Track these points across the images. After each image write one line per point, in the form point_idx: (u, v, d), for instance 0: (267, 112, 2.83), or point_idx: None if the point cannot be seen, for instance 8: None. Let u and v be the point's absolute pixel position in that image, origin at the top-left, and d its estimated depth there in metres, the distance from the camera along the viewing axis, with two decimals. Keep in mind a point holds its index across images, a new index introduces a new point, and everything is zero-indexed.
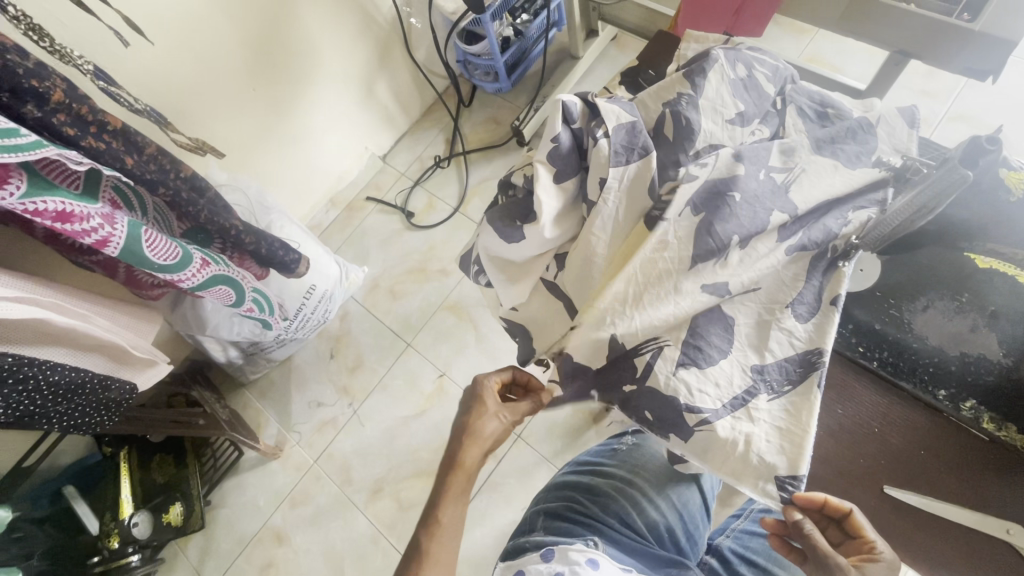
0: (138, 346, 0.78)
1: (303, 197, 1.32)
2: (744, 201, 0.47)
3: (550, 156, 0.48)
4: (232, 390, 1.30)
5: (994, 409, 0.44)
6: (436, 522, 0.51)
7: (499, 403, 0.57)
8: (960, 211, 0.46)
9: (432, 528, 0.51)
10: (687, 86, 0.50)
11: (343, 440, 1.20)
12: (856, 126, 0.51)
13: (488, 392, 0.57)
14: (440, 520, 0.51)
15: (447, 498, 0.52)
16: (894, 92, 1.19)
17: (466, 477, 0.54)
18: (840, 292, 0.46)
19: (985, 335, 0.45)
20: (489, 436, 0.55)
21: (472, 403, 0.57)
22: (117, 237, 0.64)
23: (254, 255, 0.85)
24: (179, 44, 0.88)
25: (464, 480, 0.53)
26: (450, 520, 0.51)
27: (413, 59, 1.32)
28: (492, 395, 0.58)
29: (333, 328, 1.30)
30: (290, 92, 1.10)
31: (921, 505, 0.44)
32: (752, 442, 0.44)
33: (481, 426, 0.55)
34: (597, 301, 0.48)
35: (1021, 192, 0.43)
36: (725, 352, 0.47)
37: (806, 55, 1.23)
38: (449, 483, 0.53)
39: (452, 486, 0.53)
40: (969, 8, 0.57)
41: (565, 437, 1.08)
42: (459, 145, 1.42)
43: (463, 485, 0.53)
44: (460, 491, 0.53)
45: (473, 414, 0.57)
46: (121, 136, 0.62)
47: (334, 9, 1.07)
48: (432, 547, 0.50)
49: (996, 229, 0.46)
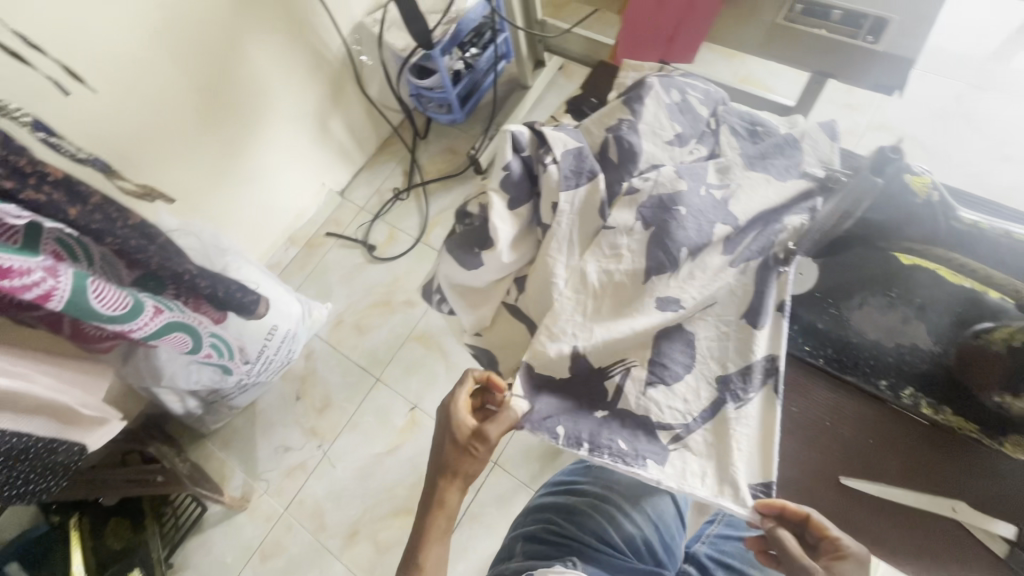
0: (85, 404, 0.74)
1: (261, 236, 1.30)
2: (688, 216, 0.49)
3: (503, 185, 0.50)
4: (192, 442, 1.24)
5: (931, 395, 0.47)
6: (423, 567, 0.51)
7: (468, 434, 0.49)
8: (876, 213, 0.48)
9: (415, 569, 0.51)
10: (627, 112, 0.53)
11: (314, 485, 1.16)
12: (783, 141, 0.55)
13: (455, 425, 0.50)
14: (425, 563, 0.51)
15: (428, 540, 0.51)
16: (820, 108, 1.30)
17: (447, 519, 0.52)
18: (786, 298, 0.49)
19: (915, 325, 0.48)
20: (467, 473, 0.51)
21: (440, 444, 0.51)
22: (61, 290, 0.64)
23: (210, 299, 0.82)
24: (126, 91, 0.87)
25: (446, 521, 0.51)
26: (435, 560, 0.52)
27: (366, 95, 1.34)
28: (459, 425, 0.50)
29: (298, 368, 1.27)
30: (243, 134, 1.10)
31: (876, 493, 0.46)
32: (731, 456, 0.46)
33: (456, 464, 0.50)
34: (560, 335, 0.49)
35: (926, 194, 0.46)
36: (689, 367, 0.49)
37: (739, 76, 1.31)
38: (431, 525, 0.51)
39: (432, 531, 0.51)
40: (872, 30, 0.63)
41: (541, 460, 1.08)
42: (417, 177, 1.43)
43: (444, 526, 0.51)
44: (443, 532, 0.52)
45: (447, 451, 0.50)
46: (62, 186, 0.60)
47: (283, 49, 1.08)
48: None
49: (903, 224, 0.47)
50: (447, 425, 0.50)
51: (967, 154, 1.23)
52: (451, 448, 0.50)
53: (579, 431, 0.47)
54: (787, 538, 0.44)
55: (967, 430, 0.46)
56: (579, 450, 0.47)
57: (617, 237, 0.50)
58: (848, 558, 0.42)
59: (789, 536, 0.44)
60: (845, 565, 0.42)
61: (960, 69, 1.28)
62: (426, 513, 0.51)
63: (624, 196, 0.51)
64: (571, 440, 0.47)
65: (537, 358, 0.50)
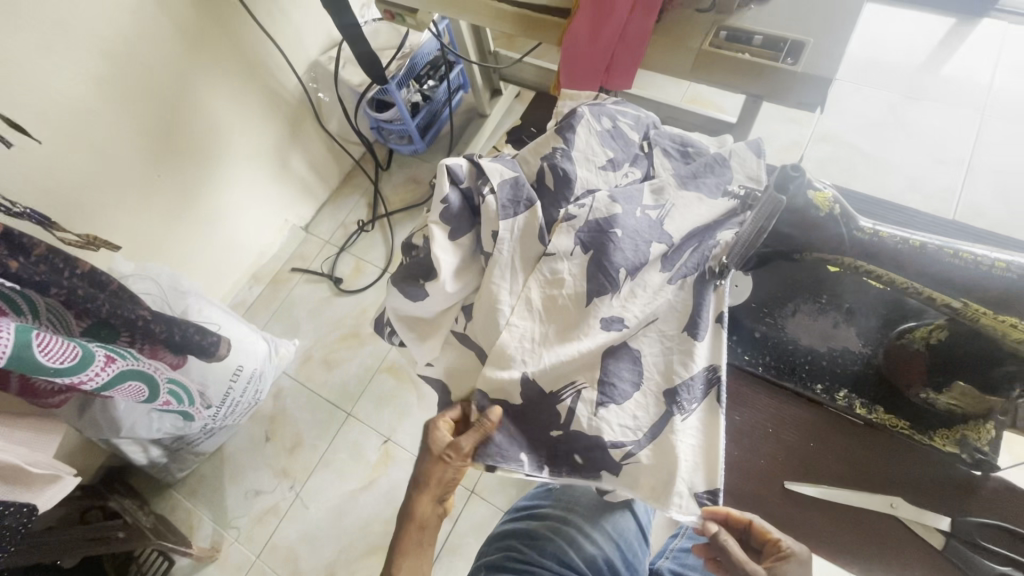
0: (35, 462, 0.71)
1: (223, 276, 1.28)
2: (624, 239, 0.51)
3: (443, 216, 0.51)
4: (157, 493, 1.19)
5: (864, 395, 0.50)
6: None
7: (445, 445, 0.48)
8: (785, 226, 0.49)
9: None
10: (560, 141, 0.55)
11: (287, 528, 1.13)
12: (714, 161, 0.58)
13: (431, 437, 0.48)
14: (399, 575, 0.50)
15: (404, 552, 0.50)
16: (764, 122, 1.38)
17: (420, 530, 0.50)
18: (723, 309, 0.51)
19: (845, 330, 0.52)
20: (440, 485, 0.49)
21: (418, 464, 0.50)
22: (3, 344, 0.59)
23: (167, 344, 0.81)
24: (72, 140, 0.86)
25: (416, 533, 0.50)
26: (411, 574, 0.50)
27: (326, 130, 1.36)
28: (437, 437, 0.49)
29: (267, 409, 1.24)
30: (199, 175, 1.09)
31: (820, 495, 0.48)
32: (674, 464, 0.46)
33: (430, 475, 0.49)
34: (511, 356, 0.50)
35: (828, 209, 0.47)
36: (637, 385, 0.50)
37: (687, 96, 1.38)
38: (407, 537, 0.50)
39: (406, 543, 0.50)
40: (790, 54, 0.67)
41: (518, 485, 1.07)
42: (381, 208, 1.44)
43: (417, 539, 0.50)
44: (416, 545, 0.50)
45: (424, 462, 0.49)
46: (3, 240, 0.61)
47: (236, 90, 1.09)
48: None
49: (809, 235, 0.48)
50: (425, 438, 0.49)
51: (905, 159, 1.28)
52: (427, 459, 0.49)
53: (539, 455, 0.48)
54: (731, 546, 0.45)
55: (899, 426, 0.49)
56: (541, 474, 0.48)
57: (556, 260, 0.51)
58: (790, 558, 0.44)
59: (733, 542, 0.45)
60: (788, 565, 0.44)
61: (891, 81, 1.36)
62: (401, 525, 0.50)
63: (562, 222, 0.52)
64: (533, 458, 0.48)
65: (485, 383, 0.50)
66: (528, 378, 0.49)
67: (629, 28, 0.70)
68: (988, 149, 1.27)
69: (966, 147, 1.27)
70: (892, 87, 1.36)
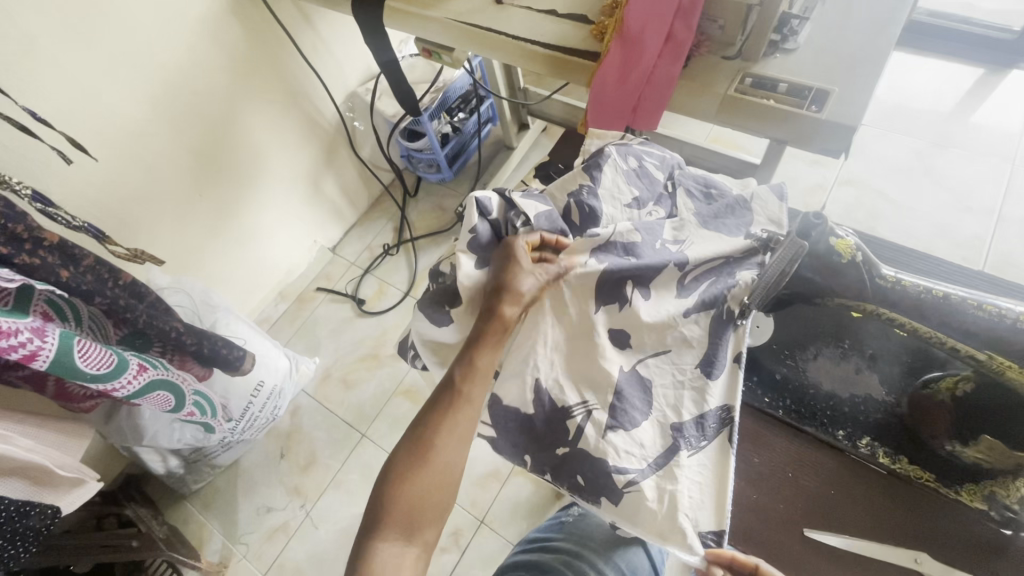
0: (64, 466, 0.73)
1: (253, 292, 1.32)
2: (639, 263, 0.52)
3: (471, 246, 0.53)
4: (171, 504, 1.21)
5: (886, 444, 0.50)
6: (474, 367, 0.48)
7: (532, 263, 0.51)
8: (807, 270, 0.49)
9: (465, 370, 0.48)
10: (587, 178, 0.58)
11: (295, 548, 1.13)
12: (735, 203, 0.60)
13: (522, 251, 0.51)
14: (476, 365, 0.48)
15: (482, 344, 0.49)
16: (789, 164, 1.39)
17: (503, 328, 0.49)
18: (741, 350, 0.51)
19: (868, 376, 0.52)
20: (527, 294, 0.50)
21: (501, 262, 0.51)
22: (46, 351, 0.62)
23: (196, 357, 0.84)
24: (124, 158, 0.92)
25: (500, 330, 0.49)
26: (487, 367, 0.49)
27: (359, 157, 1.42)
28: (524, 255, 0.51)
29: (284, 425, 1.26)
30: (240, 193, 1.15)
31: (841, 545, 0.47)
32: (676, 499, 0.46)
33: (520, 282, 0.49)
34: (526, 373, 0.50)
35: (850, 256, 0.47)
36: (646, 413, 0.50)
37: (711, 136, 1.41)
38: (488, 331, 0.49)
39: (488, 334, 0.49)
40: (815, 101, 0.68)
41: (529, 518, 1.06)
42: (407, 233, 1.48)
43: (499, 335, 0.49)
44: (494, 342, 0.49)
45: (509, 270, 0.50)
46: (57, 250, 0.65)
47: (279, 116, 1.16)
48: (466, 386, 0.48)
49: (831, 282, 0.49)
50: (512, 252, 0.51)
51: (931, 206, 1.28)
52: (513, 268, 0.50)
53: (544, 463, 0.50)
54: None
55: (922, 478, 0.48)
56: (544, 477, 0.51)
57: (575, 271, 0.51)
58: None
59: None
60: None
61: (917, 127, 1.37)
62: (486, 322, 0.49)
63: (584, 237, 0.54)
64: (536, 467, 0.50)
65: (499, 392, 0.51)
66: (541, 389, 0.50)
67: (656, 72, 0.72)
68: (1018, 199, 1.25)
69: (995, 196, 1.26)
70: (919, 134, 1.36)
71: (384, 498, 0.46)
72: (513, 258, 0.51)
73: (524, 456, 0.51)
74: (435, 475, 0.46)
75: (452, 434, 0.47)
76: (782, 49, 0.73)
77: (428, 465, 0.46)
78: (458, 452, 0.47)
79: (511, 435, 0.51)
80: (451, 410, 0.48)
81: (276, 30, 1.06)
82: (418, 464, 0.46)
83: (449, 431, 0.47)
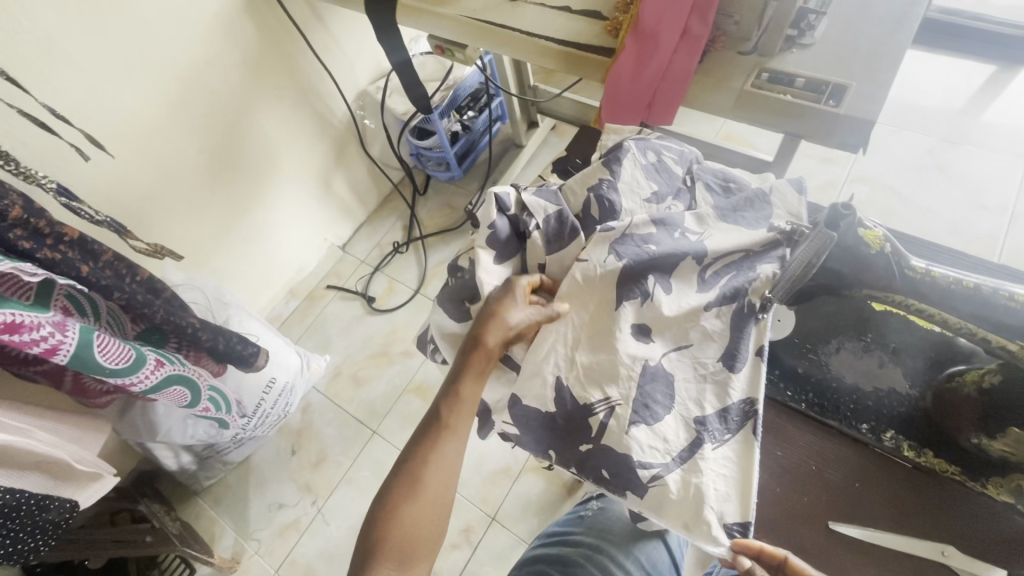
0: (81, 460, 0.74)
1: (264, 289, 1.33)
2: (658, 254, 0.52)
3: (490, 241, 0.54)
4: (184, 499, 1.21)
5: (911, 438, 0.50)
6: (456, 398, 0.50)
7: (523, 300, 0.52)
8: (837, 264, 0.50)
9: (451, 402, 0.50)
10: (606, 173, 0.58)
11: (306, 544, 1.13)
12: (755, 197, 0.59)
13: (516, 287, 0.52)
14: (461, 395, 0.50)
15: (466, 374, 0.50)
16: (799, 162, 1.38)
17: (486, 361, 0.50)
18: (764, 343, 0.51)
19: (892, 369, 0.53)
20: (513, 328, 0.50)
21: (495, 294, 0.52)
22: (66, 345, 0.62)
23: (210, 352, 0.84)
24: (141, 156, 0.93)
25: (483, 362, 0.50)
26: (470, 398, 0.50)
27: (369, 155, 1.42)
28: (518, 292, 0.52)
29: (295, 422, 1.27)
30: (251, 193, 1.16)
31: (866, 538, 0.46)
32: (702, 494, 0.46)
33: (505, 317, 0.50)
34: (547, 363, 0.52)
35: (879, 246, 0.48)
36: (669, 408, 0.50)
37: (722, 133, 1.40)
38: (472, 362, 0.50)
39: (470, 366, 0.50)
40: (833, 96, 0.68)
41: (541, 515, 1.05)
42: (417, 231, 1.48)
43: (482, 367, 0.50)
44: (476, 375, 0.50)
45: (497, 305, 0.51)
46: (77, 246, 0.66)
47: (291, 114, 1.16)
48: (450, 418, 0.50)
49: (858, 274, 0.49)
50: (505, 288, 0.52)
51: (944, 203, 1.27)
52: (501, 303, 0.51)
53: (569, 462, 0.51)
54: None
55: (949, 472, 0.48)
56: (568, 471, 0.51)
57: (591, 268, 0.53)
58: None
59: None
60: None
61: (929, 125, 1.36)
62: (469, 353, 0.50)
63: (597, 233, 0.54)
64: (562, 461, 0.51)
65: (522, 387, 0.52)
66: (563, 384, 0.51)
67: (672, 67, 0.72)
68: None
69: (1009, 193, 1.25)
70: (931, 131, 1.35)
71: (371, 522, 0.48)
72: (504, 293, 0.52)
73: (549, 451, 0.51)
74: (425, 505, 0.48)
75: (440, 465, 0.49)
76: (798, 44, 0.73)
77: (418, 497, 0.48)
78: (445, 483, 0.49)
79: (534, 430, 0.51)
80: (437, 438, 0.50)
81: (289, 29, 1.06)
82: (409, 495, 0.48)
83: (436, 461, 0.49)
